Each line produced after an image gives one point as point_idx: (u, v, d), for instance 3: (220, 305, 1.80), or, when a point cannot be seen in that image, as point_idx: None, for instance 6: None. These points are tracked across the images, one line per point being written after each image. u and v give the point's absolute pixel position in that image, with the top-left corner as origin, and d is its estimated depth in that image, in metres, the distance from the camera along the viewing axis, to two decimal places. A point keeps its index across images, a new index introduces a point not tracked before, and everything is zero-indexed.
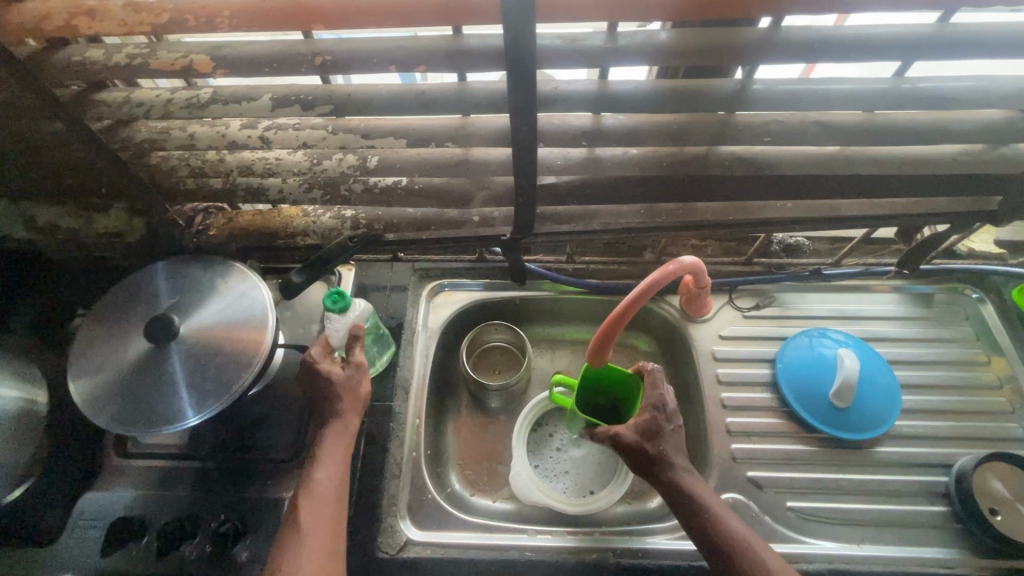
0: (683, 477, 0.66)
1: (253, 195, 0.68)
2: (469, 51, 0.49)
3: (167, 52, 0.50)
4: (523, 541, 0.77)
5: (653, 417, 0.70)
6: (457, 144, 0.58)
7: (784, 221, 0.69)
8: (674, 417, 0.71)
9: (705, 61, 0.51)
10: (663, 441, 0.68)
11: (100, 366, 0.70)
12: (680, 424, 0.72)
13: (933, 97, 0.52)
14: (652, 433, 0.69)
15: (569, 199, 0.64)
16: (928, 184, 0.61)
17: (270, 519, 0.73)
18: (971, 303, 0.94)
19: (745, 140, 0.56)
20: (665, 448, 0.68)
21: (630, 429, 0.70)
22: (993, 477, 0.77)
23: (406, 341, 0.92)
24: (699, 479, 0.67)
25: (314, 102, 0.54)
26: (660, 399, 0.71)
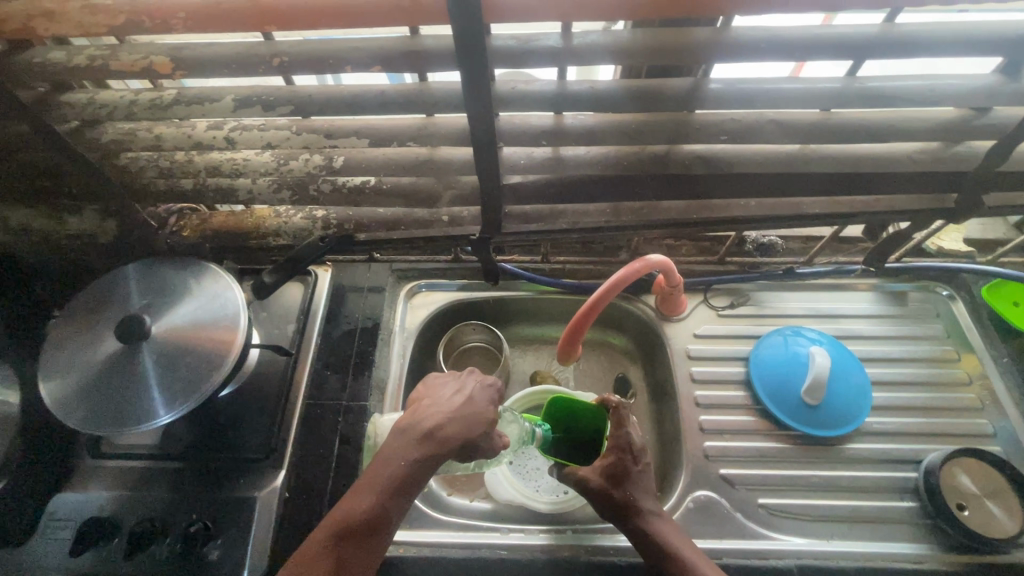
0: (646, 518, 0.67)
1: (222, 195, 0.68)
2: (425, 52, 0.49)
3: (127, 54, 0.51)
4: (497, 539, 0.77)
5: (618, 464, 0.69)
6: (420, 143, 0.59)
7: (749, 219, 0.69)
8: (640, 456, 0.71)
9: (657, 60, 0.51)
10: (627, 484, 0.69)
11: (70, 366, 0.70)
12: (648, 461, 0.73)
13: (883, 95, 0.53)
14: (619, 477, 0.69)
15: (534, 198, 0.65)
16: (885, 182, 0.61)
17: (241, 519, 0.73)
18: (942, 300, 0.95)
19: (703, 139, 0.57)
20: (630, 492, 0.68)
21: (596, 473, 0.70)
22: (961, 472, 0.77)
23: (383, 341, 0.92)
24: (660, 516, 0.68)
25: (276, 103, 0.54)
26: (627, 439, 0.70)
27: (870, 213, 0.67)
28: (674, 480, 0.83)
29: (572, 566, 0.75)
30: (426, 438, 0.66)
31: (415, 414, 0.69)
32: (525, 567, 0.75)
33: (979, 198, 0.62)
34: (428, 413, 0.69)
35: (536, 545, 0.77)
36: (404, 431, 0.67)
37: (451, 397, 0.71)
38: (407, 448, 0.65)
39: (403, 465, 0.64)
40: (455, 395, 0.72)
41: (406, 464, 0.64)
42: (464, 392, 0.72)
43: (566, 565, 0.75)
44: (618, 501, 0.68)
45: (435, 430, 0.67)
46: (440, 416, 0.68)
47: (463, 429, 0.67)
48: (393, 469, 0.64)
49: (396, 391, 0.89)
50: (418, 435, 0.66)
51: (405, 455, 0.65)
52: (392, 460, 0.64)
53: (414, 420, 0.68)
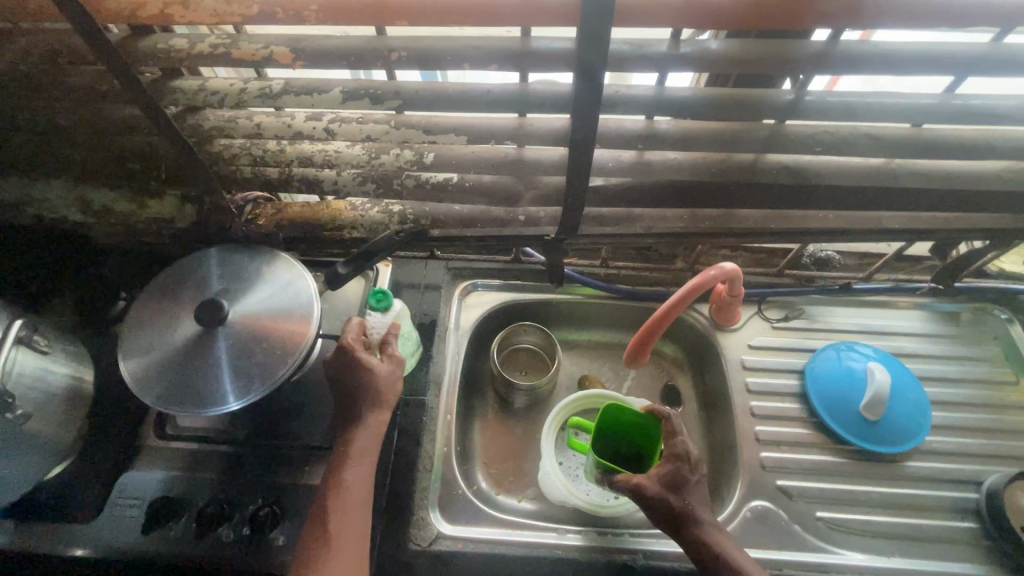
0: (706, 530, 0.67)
1: (308, 185, 0.70)
2: (538, 53, 0.51)
3: (249, 43, 0.53)
4: (553, 539, 0.78)
5: (674, 471, 0.70)
6: (515, 142, 0.60)
7: (825, 231, 0.70)
8: (698, 467, 0.71)
9: (763, 70, 0.52)
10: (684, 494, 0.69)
11: (151, 345, 0.72)
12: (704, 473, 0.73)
13: (983, 113, 0.53)
14: (676, 484, 0.69)
15: (617, 201, 0.66)
16: (971, 199, 0.62)
17: (305, 505, 0.73)
18: (999, 323, 0.95)
19: (796, 149, 0.58)
20: (689, 501, 0.68)
21: (653, 481, 0.70)
22: (1023, 494, 0.77)
23: (439, 338, 0.93)
24: (720, 532, 0.67)
25: (383, 96, 0.56)
26: (682, 447, 0.72)
27: (948, 230, 0.67)
28: (730, 489, 0.83)
29: (629, 569, 0.75)
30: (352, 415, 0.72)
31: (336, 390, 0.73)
32: (582, 568, 0.75)
33: None
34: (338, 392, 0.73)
35: (593, 546, 0.77)
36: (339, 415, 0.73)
37: (341, 366, 0.73)
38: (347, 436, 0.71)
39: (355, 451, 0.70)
40: (341, 363, 0.73)
41: (355, 448, 0.70)
42: (340, 357, 0.73)
43: (624, 567, 0.75)
44: (677, 508, 0.67)
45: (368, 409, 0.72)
46: (354, 391, 0.72)
47: (370, 395, 0.72)
48: (355, 459, 0.70)
49: (451, 387, 0.90)
50: (344, 412, 0.73)
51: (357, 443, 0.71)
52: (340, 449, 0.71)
53: (341, 397, 0.73)
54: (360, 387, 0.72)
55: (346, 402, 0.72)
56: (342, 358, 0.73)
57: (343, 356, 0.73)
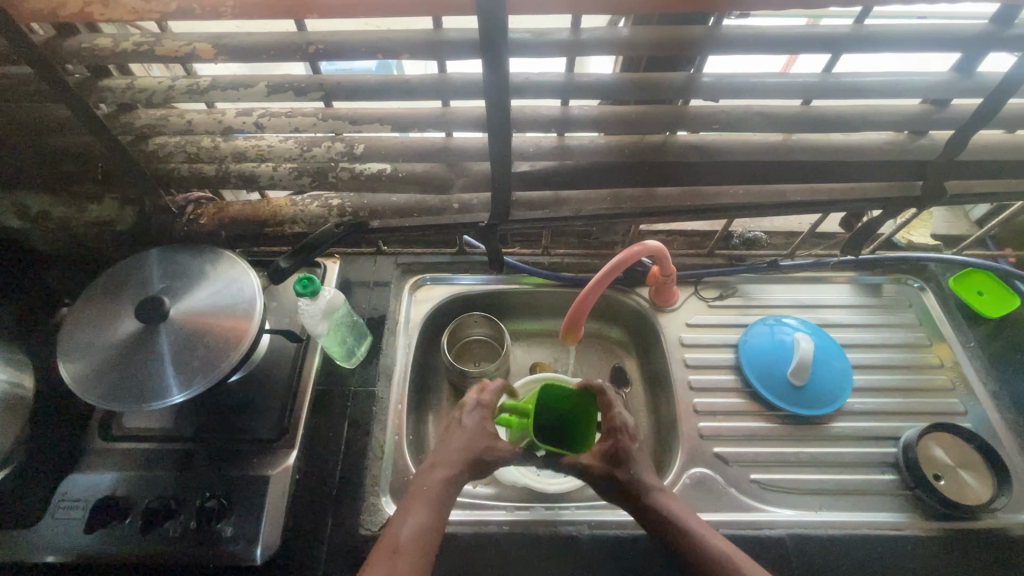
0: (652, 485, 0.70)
1: (244, 181, 0.72)
2: (447, 42, 0.54)
3: (172, 41, 0.55)
4: (502, 516, 0.80)
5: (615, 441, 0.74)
6: (438, 130, 0.63)
7: (739, 206, 0.75)
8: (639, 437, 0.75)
9: (657, 53, 0.57)
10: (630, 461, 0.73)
11: (90, 346, 0.72)
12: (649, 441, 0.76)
13: (856, 88, 0.59)
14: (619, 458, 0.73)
15: (542, 184, 0.70)
16: (860, 169, 0.68)
17: (252, 496, 0.74)
18: (913, 292, 1.02)
19: (698, 127, 0.63)
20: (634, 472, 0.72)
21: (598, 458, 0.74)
22: (936, 446, 0.82)
23: (388, 331, 0.95)
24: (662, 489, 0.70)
25: (306, 89, 0.59)
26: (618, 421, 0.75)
27: (846, 201, 0.73)
28: (671, 459, 0.87)
29: (576, 540, 0.77)
30: (472, 460, 0.71)
31: (454, 442, 0.73)
32: (531, 543, 0.77)
33: (942, 184, 0.69)
34: (449, 444, 0.73)
35: (540, 520, 0.80)
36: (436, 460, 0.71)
37: (465, 422, 0.76)
38: (462, 474, 0.70)
39: (438, 488, 0.67)
40: (488, 421, 0.77)
41: (429, 477, 0.68)
42: (482, 411, 0.77)
43: (571, 539, 0.77)
44: (621, 481, 0.71)
45: (473, 450, 0.72)
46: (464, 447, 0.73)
47: (495, 447, 0.74)
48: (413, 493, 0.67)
49: (402, 378, 0.91)
50: (464, 460, 0.71)
51: (432, 480, 0.68)
52: (447, 489, 0.67)
53: (467, 446, 0.72)
54: (483, 439, 0.74)
55: (471, 451, 0.72)
56: (477, 413, 0.77)
57: (464, 413, 0.77)
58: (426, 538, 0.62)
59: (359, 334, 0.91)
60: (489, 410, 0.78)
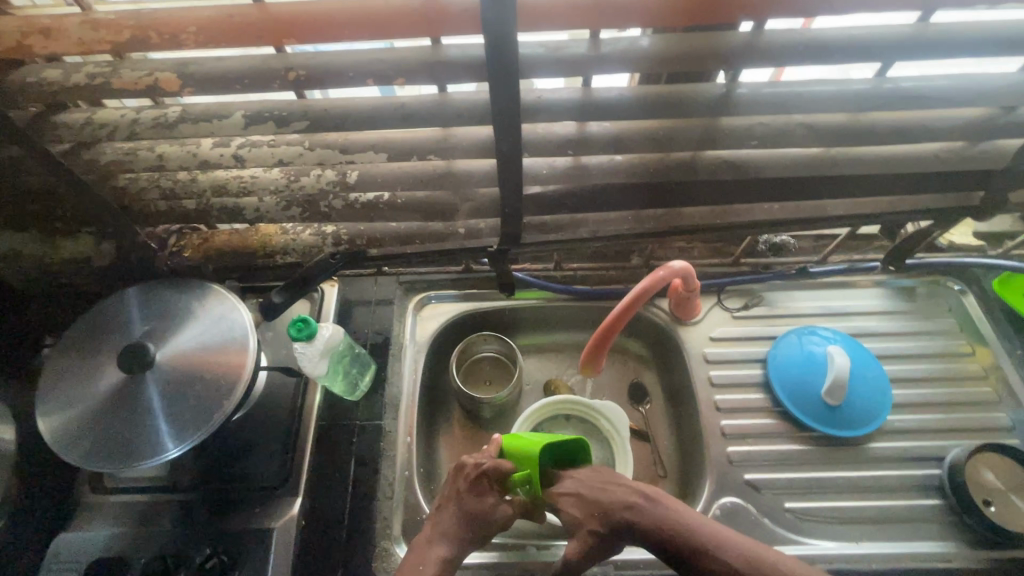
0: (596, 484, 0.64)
1: (229, 215, 0.65)
2: (447, 62, 0.47)
3: (130, 71, 0.48)
4: (522, 557, 0.75)
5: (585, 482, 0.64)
6: (440, 156, 0.56)
7: (773, 222, 0.68)
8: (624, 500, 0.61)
9: (688, 66, 0.50)
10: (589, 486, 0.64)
11: (72, 402, 0.66)
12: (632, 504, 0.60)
13: (915, 96, 0.52)
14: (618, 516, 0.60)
15: (556, 209, 0.63)
16: (912, 181, 0.61)
17: (258, 550, 0.70)
18: (953, 294, 0.95)
19: (732, 143, 0.56)
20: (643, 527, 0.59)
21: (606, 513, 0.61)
22: (985, 468, 0.77)
23: (394, 357, 0.89)
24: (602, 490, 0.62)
25: (289, 118, 0.52)
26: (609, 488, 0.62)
27: (892, 213, 0.67)
28: (699, 487, 0.82)
29: None
30: (473, 537, 0.64)
31: (453, 516, 0.64)
32: None
33: (1004, 195, 0.61)
34: (447, 512, 0.65)
35: None
36: (437, 533, 0.63)
37: (465, 490, 0.65)
38: (461, 554, 0.63)
39: (433, 571, 0.60)
40: (486, 489, 0.65)
41: (421, 548, 0.62)
42: (481, 480, 0.65)
43: None
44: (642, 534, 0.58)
45: (481, 520, 0.64)
46: (477, 518, 0.64)
47: (501, 522, 0.65)
48: (407, 573, 0.60)
49: (410, 407, 0.86)
50: (463, 538, 0.63)
51: (428, 559, 0.61)
52: (443, 572, 0.61)
53: (468, 521, 0.64)
54: (487, 512, 0.64)
55: (473, 530, 0.63)
56: (477, 482, 0.65)
57: (468, 482, 0.65)
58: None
59: (362, 365, 0.86)
60: (491, 478, 0.66)
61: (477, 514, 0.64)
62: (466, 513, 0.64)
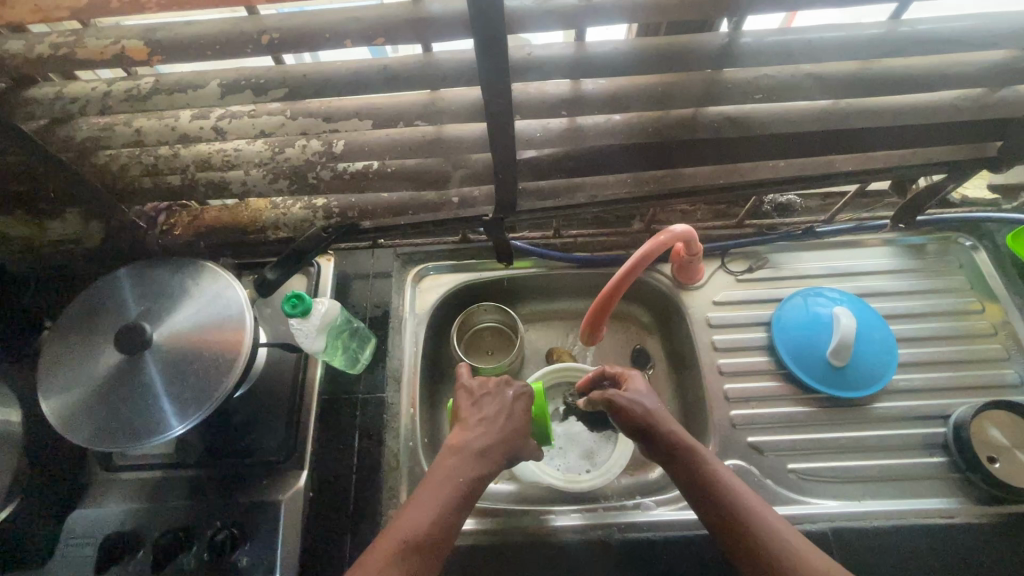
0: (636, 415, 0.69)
1: (215, 190, 0.63)
2: (430, 18, 0.44)
3: (95, 40, 0.45)
4: (526, 522, 0.76)
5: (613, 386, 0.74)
6: (427, 122, 0.54)
7: (777, 181, 0.66)
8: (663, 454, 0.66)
9: (688, 15, 0.46)
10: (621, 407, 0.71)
11: (71, 385, 0.66)
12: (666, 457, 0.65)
13: (932, 40, 0.48)
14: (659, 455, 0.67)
15: (551, 173, 0.61)
16: (926, 134, 0.58)
17: (266, 521, 0.71)
18: (964, 251, 0.93)
19: (735, 99, 0.53)
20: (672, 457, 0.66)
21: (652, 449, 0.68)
22: (991, 425, 0.77)
23: (394, 329, 0.88)
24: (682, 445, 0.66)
25: (266, 86, 0.49)
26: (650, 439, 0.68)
27: (904, 167, 0.64)
28: (701, 450, 0.82)
29: (607, 545, 0.73)
30: (508, 455, 0.67)
31: (496, 431, 0.68)
32: (560, 551, 0.73)
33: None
34: (486, 431, 0.68)
35: (568, 524, 0.76)
36: (476, 448, 0.66)
37: (510, 409, 0.71)
38: (495, 471, 0.66)
39: (469, 482, 0.63)
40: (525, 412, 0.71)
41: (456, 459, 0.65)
42: (522, 404, 0.71)
43: (601, 544, 0.73)
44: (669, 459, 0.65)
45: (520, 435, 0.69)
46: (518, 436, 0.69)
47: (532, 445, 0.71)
48: (446, 484, 0.62)
49: (412, 379, 0.85)
50: (501, 456, 0.66)
51: (466, 472, 0.63)
52: (477, 487, 0.63)
53: (508, 438, 0.68)
54: (522, 432, 0.70)
55: (509, 448, 0.67)
56: (520, 404, 0.71)
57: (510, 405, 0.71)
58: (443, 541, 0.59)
59: (361, 338, 0.85)
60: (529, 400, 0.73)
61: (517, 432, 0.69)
62: (509, 431, 0.69)
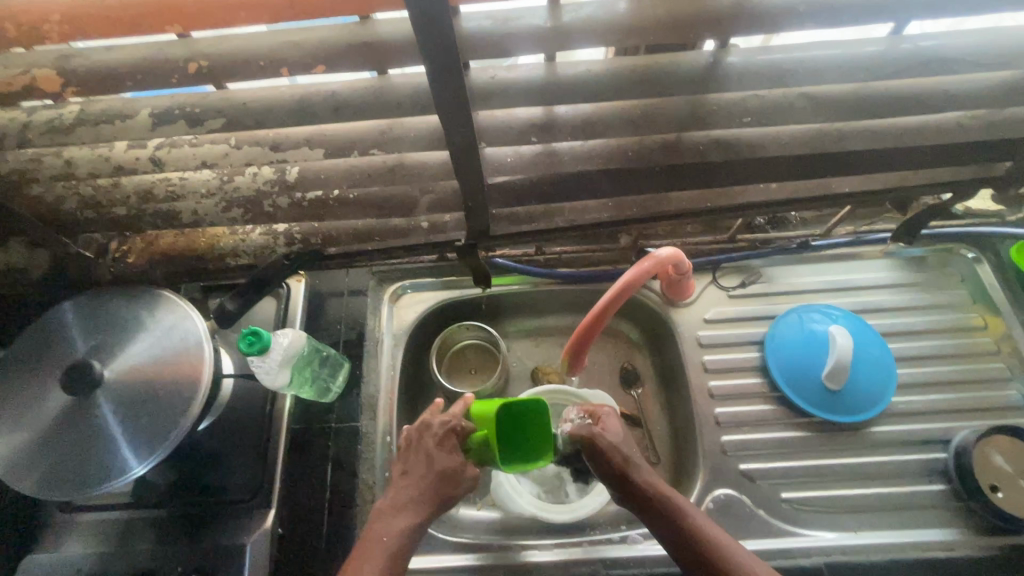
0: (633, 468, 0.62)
1: (164, 220, 0.59)
2: (378, 43, 0.39)
3: (4, 69, 0.41)
4: (509, 559, 0.73)
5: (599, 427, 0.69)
6: (385, 150, 0.49)
7: (769, 203, 0.61)
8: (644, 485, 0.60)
9: (668, 35, 0.41)
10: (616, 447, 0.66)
11: (17, 428, 0.62)
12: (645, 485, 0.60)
13: (939, 58, 0.44)
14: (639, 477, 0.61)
15: (525, 200, 0.56)
16: (929, 155, 0.53)
17: (232, 566, 0.67)
18: (967, 263, 0.89)
19: (721, 122, 0.48)
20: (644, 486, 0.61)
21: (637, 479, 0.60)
22: (994, 452, 0.73)
23: (369, 353, 0.84)
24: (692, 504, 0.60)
25: (202, 116, 0.44)
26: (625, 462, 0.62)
27: (904, 187, 0.60)
28: (691, 478, 0.79)
29: None
30: (442, 498, 0.61)
31: (422, 475, 0.62)
32: None
33: None
34: (415, 479, 0.62)
35: (552, 560, 0.72)
36: (398, 501, 0.60)
37: (436, 450, 0.63)
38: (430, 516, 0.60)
39: (398, 538, 0.57)
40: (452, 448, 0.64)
41: (381, 514, 0.59)
42: (443, 441, 0.64)
43: None
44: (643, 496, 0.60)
45: (455, 477, 0.62)
46: (451, 474, 0.62)
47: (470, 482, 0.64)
48: (370, 545, 0.56)
49: (389, 406, 0.81)
50: (432, 500, 0.60)
51: (391, 529, 0.58)
52: (407, 541, 0.58)
53: (437, 482, 0.61)
54: (458, 471, 0.63)
55: (442, 491, 0.61)
56: (443, 437, 0.65)
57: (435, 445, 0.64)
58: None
59: (333, 364, 0.81)
60: (459, 436, 0.65)
61: (450, 474, 0.62)
62: (438, 474, 0.62)
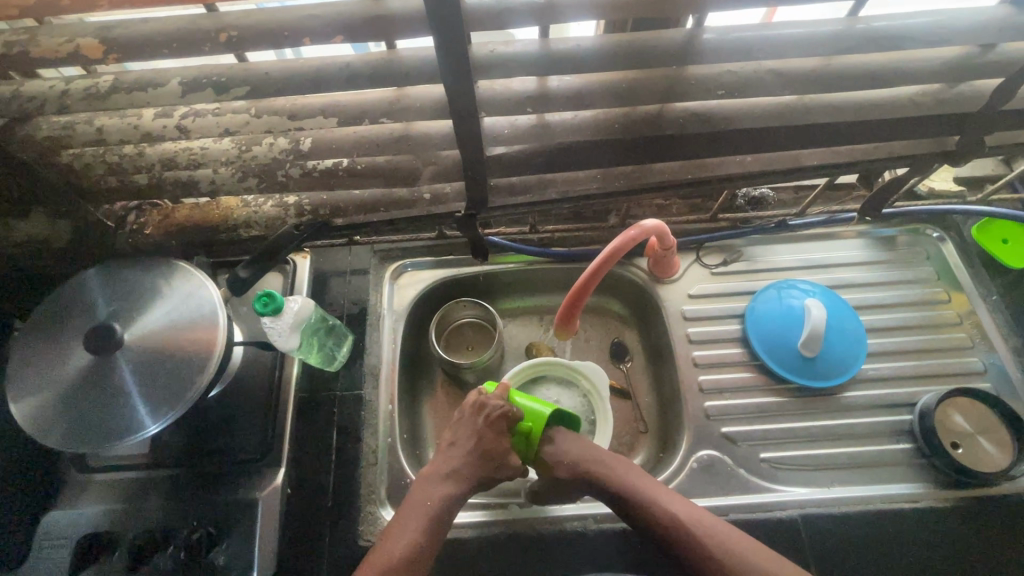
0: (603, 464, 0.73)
1: (183, 189, 0.63)
2: (391, 16, 0.44)
3: (50, 37, 0.45)
4: (506, 515, 0.77)
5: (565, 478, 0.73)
6: (393, 119, 0.54)
7: (745, 176, 0.67)
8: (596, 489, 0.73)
9: (649, 12, 0.47)
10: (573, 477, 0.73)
11: (41, 387, 0.66)
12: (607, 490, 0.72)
13: (889, 37, 0.49)
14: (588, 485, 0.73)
15: (521, 170, 0.61)
16: (887, 129, 0.59)
17: (243, 520, 0.71)
18: (932, 242, 0.95)
19: (698, 95, 0.53)
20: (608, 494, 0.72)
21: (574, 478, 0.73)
22: (955, 412, 0.79)
23: (372, 325, 0.88)
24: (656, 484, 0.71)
25: (228, 84, 0.49)
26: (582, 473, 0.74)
27: (866, 161, 0.66)
28: (676, 441, 0.84)
29: (583, 535, 0.74)
30: (483, 478, 0.70)
31: (471, 452, 0.70)
32: (538, 543, 0.74)
33: (981, 139, 0.60)
34: (461, 454, 0.71)
35: (547, 516, 0.76)
36: (444, 471, 0.70)
37: (484, 429, 0.71)
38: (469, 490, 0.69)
39: (439, 506, 0.67)
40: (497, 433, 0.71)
41: (425, 484, 0.69)
42: (491, 428, 0.71)
43: (578, 535, 0.74)
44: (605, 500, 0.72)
45: (495, 456, 0.70)
46: (495, 454, 0.70)
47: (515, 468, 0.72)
48: (416, 506, 0.67)
49: (390, 375, 0.86)
50: (474, 476, 0.69)
51: (435, 497, 0.67)
52: (448, 507, 0.67)
53: (479, 461, 0.70)
54: (502, 454, 0.71)
55: (482, 470, 0.70)
56: (492, 425, 0.71)
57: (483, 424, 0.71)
58: (420, 563, 0.63)
59: (338, 335, 0.85)
60: (508, 420, 0.72)
61: (495, 456, 0.70)
62: (482, 453, 0.70)
